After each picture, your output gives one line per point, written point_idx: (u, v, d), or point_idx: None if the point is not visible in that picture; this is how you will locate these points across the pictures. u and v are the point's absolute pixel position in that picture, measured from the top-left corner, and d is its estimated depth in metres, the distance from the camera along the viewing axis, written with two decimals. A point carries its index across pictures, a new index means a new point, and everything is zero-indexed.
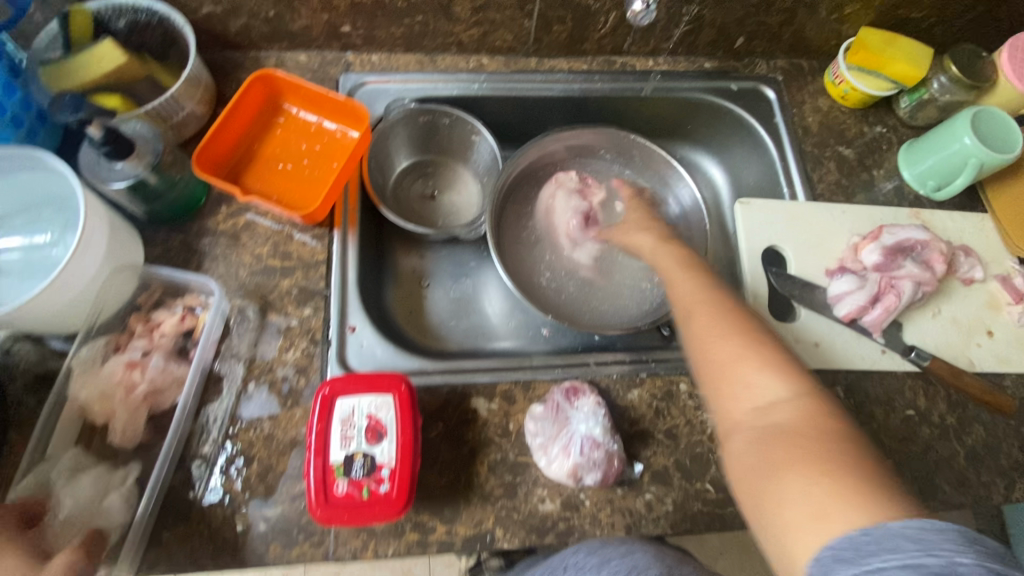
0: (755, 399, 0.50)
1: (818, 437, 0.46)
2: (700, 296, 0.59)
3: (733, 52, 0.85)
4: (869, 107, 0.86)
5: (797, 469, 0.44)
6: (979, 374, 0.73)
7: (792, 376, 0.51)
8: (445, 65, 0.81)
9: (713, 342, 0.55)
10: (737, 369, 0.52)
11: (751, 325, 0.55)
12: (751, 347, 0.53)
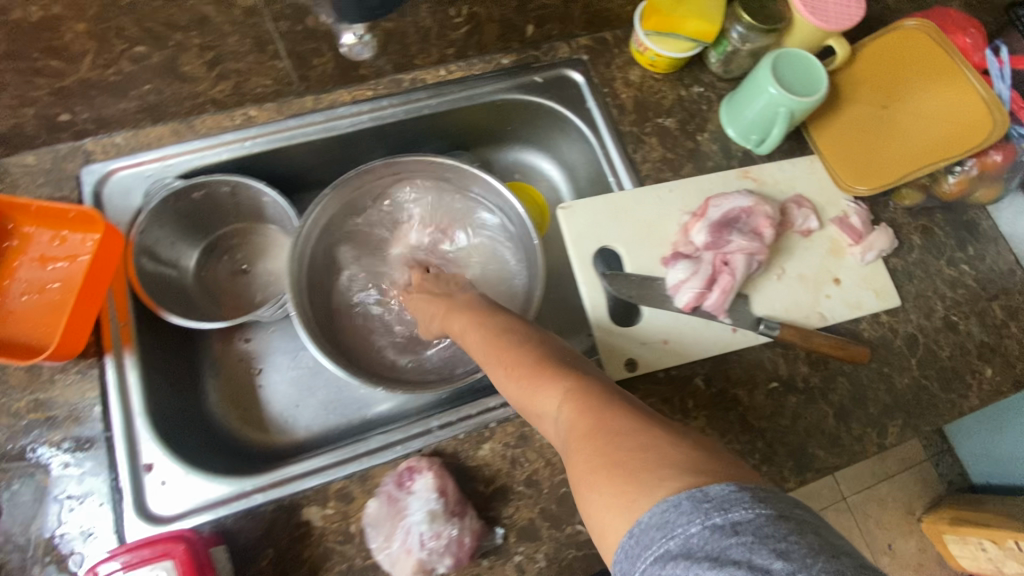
0: (544, 414, 0.45)
1: (595, 429, 0.39)
2: (483, 341, 0.55)
3: (528, 41, 0.78)
4: (682, 68, 0.81)
5: (582, 476, 0.38)
6: (834, 327, 0.71)
7: (553, 380, 0.45)
8: (206, 128, 0.70)
9: (504, 376, 0.51)
10: (526, 398, 0.47)
11: (522, 348, 0.51)
12: (522, 366, 0.49)
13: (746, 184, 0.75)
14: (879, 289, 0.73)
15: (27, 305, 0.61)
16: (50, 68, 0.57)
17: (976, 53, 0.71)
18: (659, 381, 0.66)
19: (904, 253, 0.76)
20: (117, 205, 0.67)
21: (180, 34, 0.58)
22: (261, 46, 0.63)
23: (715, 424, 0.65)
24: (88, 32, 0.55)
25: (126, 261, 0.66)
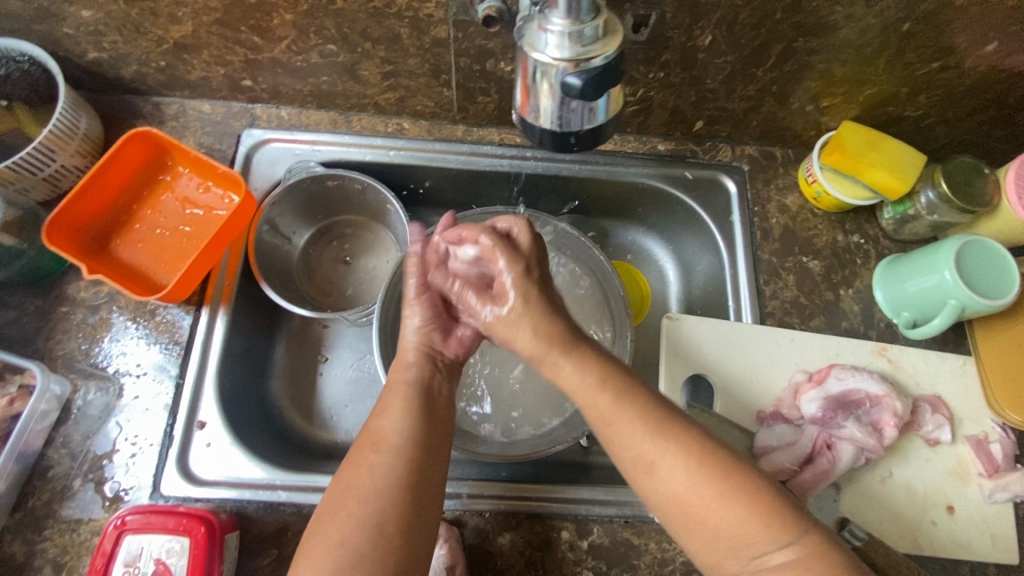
0: (749, 545, 0.42)
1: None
2: (639, 426, 0.47)
3: (692, 134, 0.75)
4: (847, 212, 0.74)
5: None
6: (928, 559, 0.61)
7: (780, 513, 0.43)
8: (360, 126, 0.73)
9: (681, 489, 0.45)
10: (710, 509, 0.44)
11: (704, 455, 0.45)
12: (734, 485, 0.44)
13: (878, 362, 0.66)
14: (997, 537, 0.61)
15: (158, 239, 0.66)
16: (250, 42, 0.61)
17: None
18: None
19: None
20: (262, 172, 0.71)
21: (370, 44, 0.61)
22: (436, 74, 0.65)
23: None
24: (293, 22, 0.58)
25: (250, 225, 0.69)
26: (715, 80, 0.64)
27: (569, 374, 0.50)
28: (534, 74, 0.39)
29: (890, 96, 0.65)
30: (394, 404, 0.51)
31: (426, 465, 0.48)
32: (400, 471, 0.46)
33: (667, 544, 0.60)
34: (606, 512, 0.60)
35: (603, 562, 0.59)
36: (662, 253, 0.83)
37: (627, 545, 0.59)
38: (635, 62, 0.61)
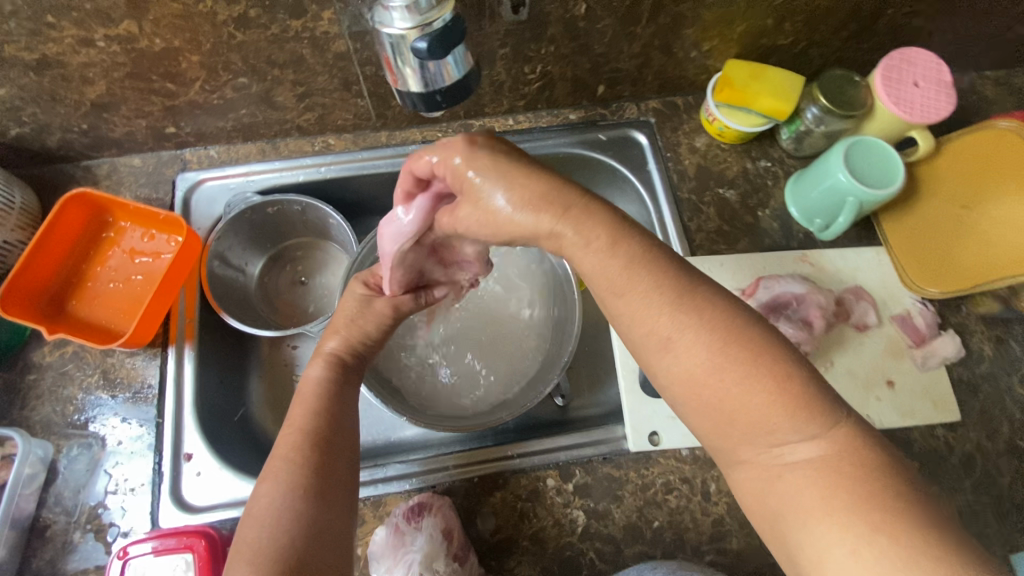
0: (772, 436, 0.39)
1: (829, 493, 0.36)
2: (677, 312, 0.41)
3: (599, 99, 0.80)
4: (751, 141, 0.80)
5: (830, 517, 0.36)
6: (879, 432, 0.66)
7: (808, 405, 0.39)
8: (288, 150, 0.76)
9: (700, 380, 0.40)
10: (741, 392, 0.39)
11: (745, 339, 0.39)
12: (769, 370, 0.39)
13: (802, 268, 0.72)
14: (937, 400, 0.68)
15: (113, 291, 0.68)
16: (165, 89, 0.65)
17: None
18: (683, 458, 0.65)
19: (973, 365, 0.71)
20: (202, 212, 0.74)
21: (278, 70, 0.65)
22: (347, 86, 0.69)
23: (736, 515, 0.63)
24: (200, 62, 0.62)
25: (200, 263, 0.72)
26: (601, 44, 0.70)
27: (598, 261, 0.42)
28: (394, 49, 0.44)
29: (761, 30, 0.72)
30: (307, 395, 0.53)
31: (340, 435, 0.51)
32: (307, 439, 0.49)
33: (645, 470, 0.64)
34: (584, 454, 0.65)
35: (590, 499, 0.63)
36: None
37: (610, 479, 0.64)
38: (525, 41, 0.67)
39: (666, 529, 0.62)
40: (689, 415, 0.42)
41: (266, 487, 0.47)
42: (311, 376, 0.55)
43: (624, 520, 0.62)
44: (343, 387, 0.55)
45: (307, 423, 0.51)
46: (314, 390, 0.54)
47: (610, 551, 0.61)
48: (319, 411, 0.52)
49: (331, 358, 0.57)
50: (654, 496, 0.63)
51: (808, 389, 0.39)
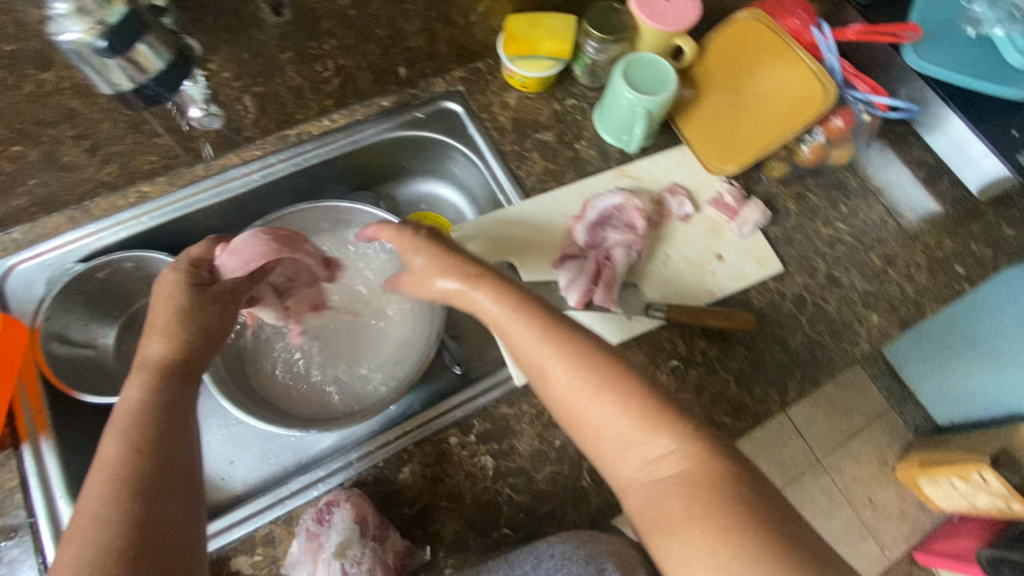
0: (649, 452, 0.49)
1: (693, 514, 0.45)
2: (548, 347, 0.54)
3: (405, 81, 0.83)
4: (553, 85, 0.87)
5: (693, 526, 0.45)
6: (722, 300, 0.75)
7: (668, 416, 0.50)
8: (101, 210, 0.73)
9: (582, 400, 0.52)
10: (607, 421, 0.51)
11: (612, 368, 0.52)
12: (633, 397, 0.51)
13: (623, 182, 0.80)
14: (761, 258, 0.77)
15: None
16: None
17: (807, 32, 0.77)
18: None
19: (782, 222, 0.81)
20: (20, 298, 0.69)
21: (51, 128, 0.62)
22: (136, 127, 0.67)
23: None
24: None
25: (34, 349, 0.68)
26: (381, 27, 0.73)
27: (497, 310, 0.57)
28: (79, 56, 0.49)
29: None
30: (122, 421, 0.47)
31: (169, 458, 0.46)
32: (130, 472, 0.43)
33: (536, 400, 0.69)
34: (478, 404, 0.68)
35: (494, 443, 0.66)
36: (444, 189, 0.92)
37: (507, 419, 0.68)
38: (302, 40, 0.68)
39: (567, 444, 0.67)
40: (582, 445, 0.54)
41: (84, 521, 0.41)
42: (129, 399, 0.49)
43: (528, 450, 0.66)
44: (172, 402, 0.50)
45: (131, 446, 0.45)
46: (132, 412, 0.47)
47: (523, 482, 0.65)
48: (143, 432, 0.46)
49: (151, 375, 0.51)
50: (550, 419, 0.68)
51: (669, 410, 0.50)
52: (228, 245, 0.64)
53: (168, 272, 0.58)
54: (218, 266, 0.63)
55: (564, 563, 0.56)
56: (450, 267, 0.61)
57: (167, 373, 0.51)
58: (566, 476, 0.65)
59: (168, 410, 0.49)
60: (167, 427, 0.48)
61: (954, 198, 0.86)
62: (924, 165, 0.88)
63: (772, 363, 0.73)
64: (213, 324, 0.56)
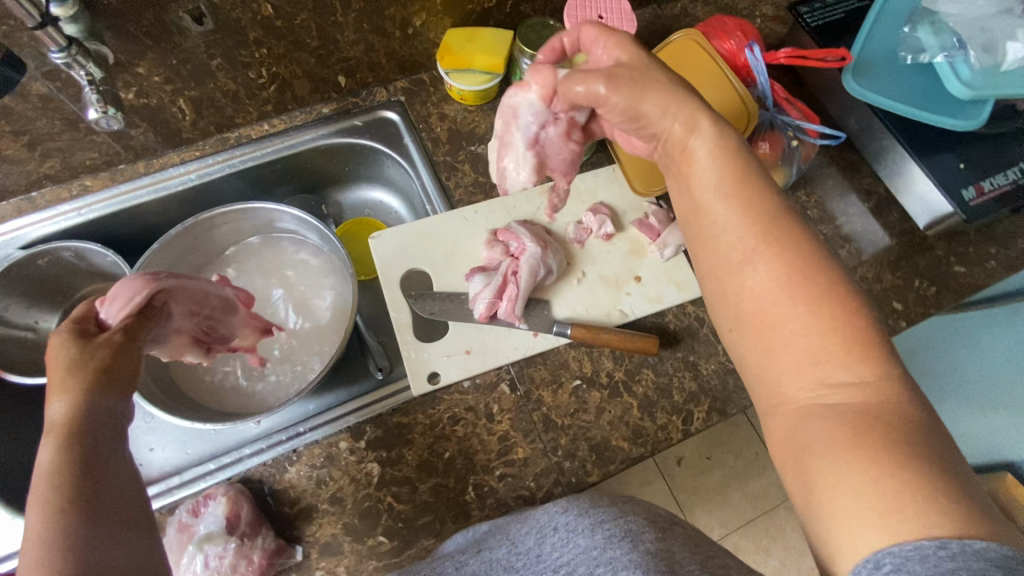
0: (829, 377, 0.42)
1: (865, 441, 0.39)
2: (771, 230, 0.47)
3: (346, 89, 0.86)
4: (493, 99, 0.87)
5: (856, 457, 0.38)
6: (634, 322, 0.74)
7: (870, 352, 0.42)
8: (46, 201, 0.78)
9: (777, 302, 0.45)
10: (800, 324, 0.44)
11: (811, 270, 0.45)
12: (836, 306, 0.43)
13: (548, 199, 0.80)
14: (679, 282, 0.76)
15: None
16: None
17: (742, 53, 0.77)
18: (465, 390, 0.70)
19: None
20: None
21: None
22: (73, 125, 0.71)
23: (519, 426, 0.69)
24: None
25: None
26: (312, 38, 0.75)
27: (712, 172, 0.50)
28: None
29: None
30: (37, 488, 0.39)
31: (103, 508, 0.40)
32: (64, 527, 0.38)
33: (432, 410, 0.69)
34: (373, 411, 0.69)
35: (383, 450, 0.67)
36: (387, 195, 0.94)
37: (399, 427, 0.68)
38: (231, 49, 0.71)
39: (457, 456, 0.67)
40: (751, 355, 0.47)
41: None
42: (40, 465, 0.41)
43: (416, 459, 0.67)
44: (88, 452, 0.42)
45: (52, 511, 0.38)
46: (45, 479, 0.40)
47: (406, 491, 0.65)
48: (71, 485, 0.40)
49: (67, 431, 0.42)
50: (442, 430, 0.68)
51: (870, 334, 0.42)
52: (105, 296, 0.52)
53: (53, 337, 0.47)
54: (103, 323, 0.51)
55: (568, 536, 0.53)
56: (654, 95, 0.52)
57: (79, 429, 0.42)
58: (449, 487, 0.65)
59: (89, 456, 0.42)
60: (93, 469, 0.41)
61: (902, 231, 0.82)
62: (871, 194, 0.85)
63: (679, 390, 0.71)
64: (112, 364, 0.46)
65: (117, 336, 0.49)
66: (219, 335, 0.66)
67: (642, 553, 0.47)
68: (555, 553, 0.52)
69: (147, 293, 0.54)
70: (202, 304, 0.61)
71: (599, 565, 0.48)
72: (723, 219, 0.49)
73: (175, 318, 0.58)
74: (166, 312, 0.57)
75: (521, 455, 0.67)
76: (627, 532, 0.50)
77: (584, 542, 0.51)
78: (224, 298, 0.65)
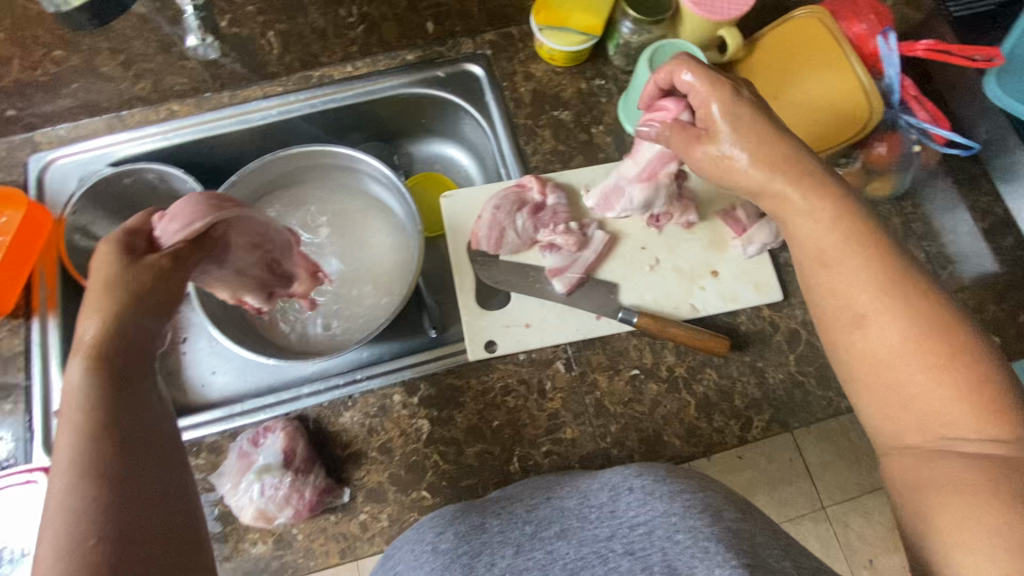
0: (950, 430, 0.45)
1: (991, 487, 0.41)
2: (884, 298, 0.48)
3: (432, 37, 0.83)
4: (583, 63, 0.82)
5: (969, 499, 0.42)
6: (703, 318, 0.71)
7: (997, 416, 0.43)
8: (135, 122, 0.79)
9: (902, 364, 0.47)
10: (925, 387, 0.46)
11: (942, 343, 0.46)
12: (962, 373, 0.45)
13: None
14: (758, 283, 0.72)
15: None
16: None
17: (871, 40, 0.69)
18: (520, 362, 0.70)
19: None
20: (55, 189, 0.78)
21: (89, 39, 0.67)
22: (166, 48, 0.71)
23: (570, 406, 0.68)
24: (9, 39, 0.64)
25: (59, 236, 0.76)
26: None
27: (819, 237, 0.52)
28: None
29: None
30: (69, 411, 0.43)
31: (137, 434, 0.45)
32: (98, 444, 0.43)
33: (485, 377, 0.69)
34: (429, 369, 0.69)
35: (434, 408, 0.67)
36: (460, 152, 0.93)
37: (452, 389, 0.68)
38: None
39: (505, 426, 0.67)
40: (867, 400, 0.50)
41: (50, 512, 0.40)
42: (71, 384, 0.45)
43: (465, 423, 0.67)
44: (115, 381, 0.46)
45: (84, 433, 0.43)
46: (77, 402, 0.44)
47: (453, 452, 0.66)
48: (103, 410, 0.44)
49: (95, 353, 0.46)
50: (493, 398, 0.68)
51: (1004, 400, 0.44)
52: (165, 213, 0.54)
53: (102, 245, 0.50)
54: (156, 238, 0.53)
55: (645, 498, 0.53)
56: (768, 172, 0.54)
57: (109, 359, 0.46)
58: (495, 455, 0.66)
59: (118, 383, 0.46)
60: (121, 398, 0.46)
61: (1016, 259, 0.74)
62: (987, 214, 0.77)
63: (741, 394, 0.68)
64: (150, 286, 0.49)
65: (166, 261, 0.51)
66: (283, 272, 0.69)
67: (723, 530, 0.48)
68: (631, 510, 0.53)
69: (205, 222, 0.55)
70: (263, 236, 0.64)
71: (678, 531, 0.49)
72: (847, 283, 0.50)
73: (233, 246, 0.60)
74: (224, 241, 0.59)
75: (570, 435, 0.67)
76: (706, 506, 0.50)
77: (662, 506, 0.51)
78: (282, 235, 0.68)
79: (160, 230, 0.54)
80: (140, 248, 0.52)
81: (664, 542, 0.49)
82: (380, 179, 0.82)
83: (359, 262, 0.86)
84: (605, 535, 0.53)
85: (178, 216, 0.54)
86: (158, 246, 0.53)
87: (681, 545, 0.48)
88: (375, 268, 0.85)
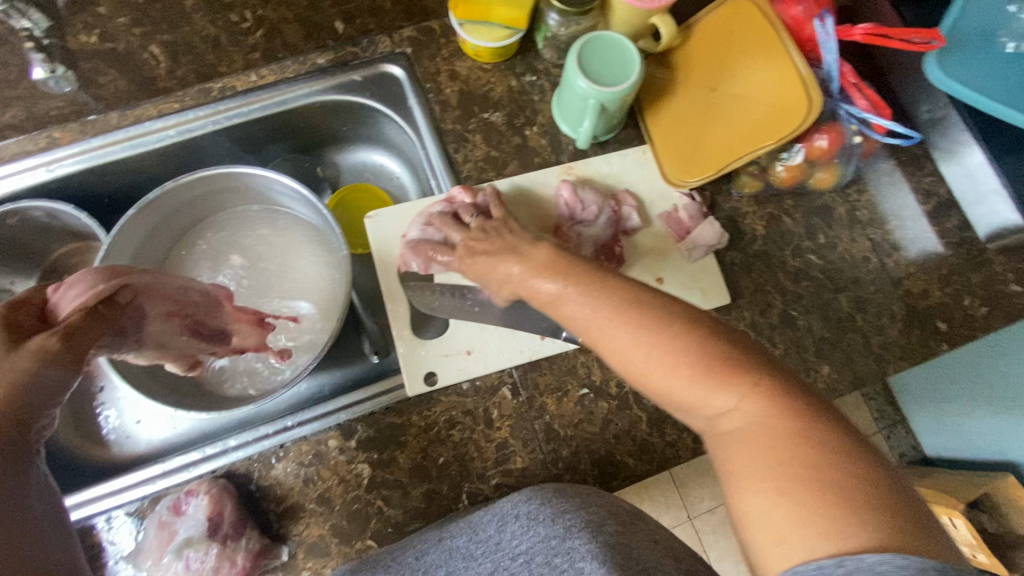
0: (715, 412, 0.42)
1: (765, 459, 0.38)
2: (601, 313, 0.47)
3: (344, 38, 0.75)
4: (512, 58, 0.76)
5: (762, 483, 0.38)
6: None
7: (735, 372, 0.41)
8: (11, 154, 0.70)
9: (648, 363, 0.45)
10: (674, 376, 0.43)
11: (668, 324, 0.44)
12: (691, 348, 0.43)
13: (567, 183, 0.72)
14: (705, 288, 0.69)
15: None
16: None
17: (808, 23, 0.65)
18: (464, 392, 0.66)
19: (744, 245, 0.72)
20: None
21: None
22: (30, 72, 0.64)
23: (519, 434, 0.64)
24: None
25: None
26: None
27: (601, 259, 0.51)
28: None
29: None
30: None
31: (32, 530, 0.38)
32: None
33: (428, 412, 0.65)
34: (366, 408, 0.65)
35: (374, 450, 0.63)
36: (389, 159, 0.87)
37: (393, 427, 0.64)
38: None
39: (452, 462, 0.63)
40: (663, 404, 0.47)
41: None
42: None
43: (409, 463, 0.63)
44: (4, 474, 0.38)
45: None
46: None
47: (397, 495, 0.62)
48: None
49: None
50: (438, 433, 0.64)
51: None
52: (60, 281, 0.48)
53: None
54: (52, 309, 0.46)
55: (529, 524, 0.50)
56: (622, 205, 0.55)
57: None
58: (443, 493, 0.62)
59: (4, 487, 0.38)
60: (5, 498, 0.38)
61: (960, 240, 0.73)
62: (931, 196, 0.75)
63: None
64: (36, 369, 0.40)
65: (53, 342, 0.42)
66: (212, 332, 0.65)
67: (601, 545, 0.46)
68: (513, 540, 0.51)
69: (111, 282, 0.51)
70: (181, 302, 0.59)
71: (557, 555, 0.47)
72: (575, 309, 0.49)
73: (146, 314, 0.54)
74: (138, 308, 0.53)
75: (520, 465, 0.63)
76: (587, 523, 0.48)
77: (544, 531, 0.49)
78: (207, 295, 0.64)
79: (54, 300, 0.47)
80: (26, 325, 0.44)
81: (543, 567, 0.48)
82: (297, 199, 0.75)
83: (287, 289, 0.79)
84: (490, 569, 0.51)
85: (75, 288, 0.48)
86: (53, 317, 0.46)
87: (558, 568, 0.46)
88: (302, 298, 0.79)
